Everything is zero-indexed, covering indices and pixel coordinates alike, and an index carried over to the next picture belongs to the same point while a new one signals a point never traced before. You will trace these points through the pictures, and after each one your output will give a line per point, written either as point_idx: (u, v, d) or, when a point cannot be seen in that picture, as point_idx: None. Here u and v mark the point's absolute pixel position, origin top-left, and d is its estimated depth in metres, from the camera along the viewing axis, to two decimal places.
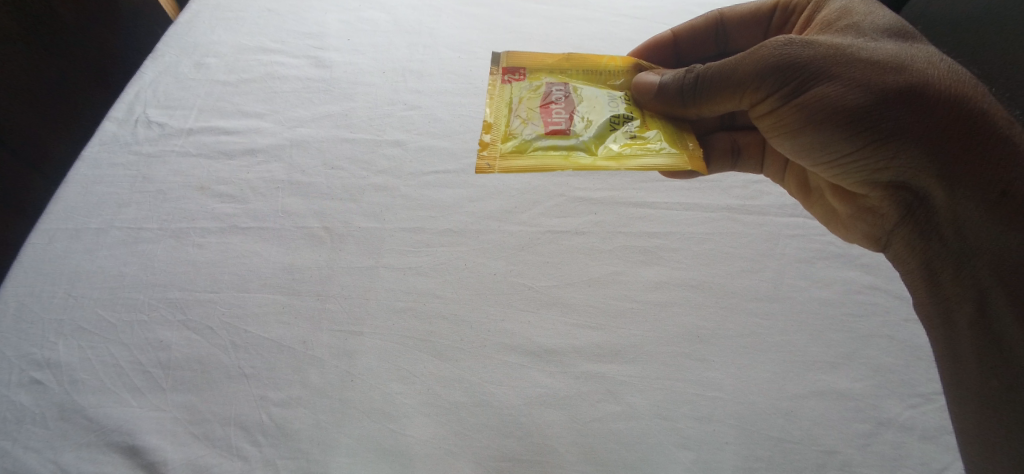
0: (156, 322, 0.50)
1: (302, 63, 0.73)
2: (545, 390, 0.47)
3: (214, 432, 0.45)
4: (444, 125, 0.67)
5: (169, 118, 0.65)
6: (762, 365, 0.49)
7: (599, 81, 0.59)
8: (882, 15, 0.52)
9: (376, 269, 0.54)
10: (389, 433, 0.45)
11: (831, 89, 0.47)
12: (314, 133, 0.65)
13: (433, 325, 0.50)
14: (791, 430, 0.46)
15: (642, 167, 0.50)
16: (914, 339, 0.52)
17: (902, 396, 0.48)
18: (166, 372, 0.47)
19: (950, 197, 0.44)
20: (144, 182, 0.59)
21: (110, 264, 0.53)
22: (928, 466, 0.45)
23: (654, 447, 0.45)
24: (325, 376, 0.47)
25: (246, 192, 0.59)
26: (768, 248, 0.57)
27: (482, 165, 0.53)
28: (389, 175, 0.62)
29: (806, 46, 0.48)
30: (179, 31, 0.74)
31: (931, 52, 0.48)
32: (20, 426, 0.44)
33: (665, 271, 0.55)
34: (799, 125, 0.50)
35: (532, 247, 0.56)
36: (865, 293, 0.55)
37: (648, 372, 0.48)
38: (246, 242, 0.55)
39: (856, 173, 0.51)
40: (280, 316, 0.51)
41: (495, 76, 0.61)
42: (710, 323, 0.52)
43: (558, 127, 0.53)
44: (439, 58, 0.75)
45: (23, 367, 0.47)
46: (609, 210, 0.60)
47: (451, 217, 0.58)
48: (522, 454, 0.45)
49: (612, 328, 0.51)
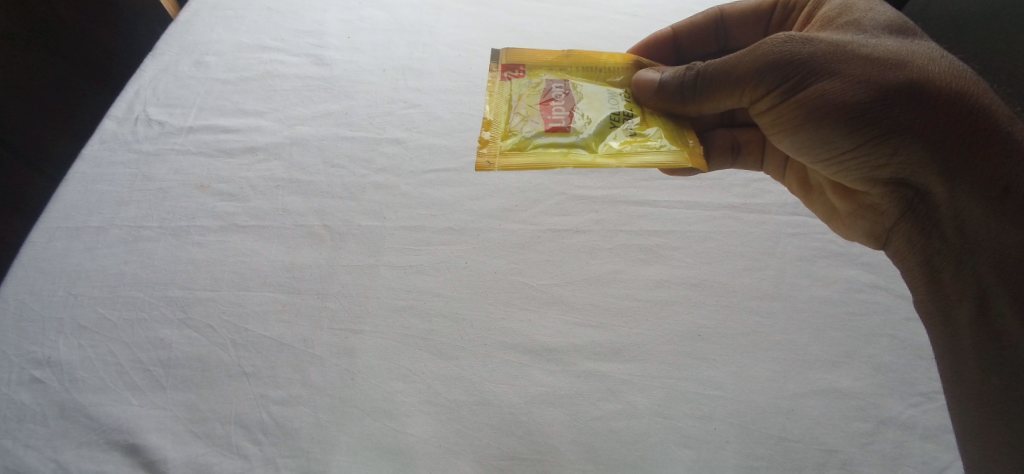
0: (156, 320, 0.50)
1: (302, 61, 0.72)
2: (545, 389, 0.47)
3: (214, 431, 0.45)
4: (443, 123, 0.67)
5: (169, 116, 0.65)
6: (762, 364, 0.49)
7: (599, 78, 0.59)
8: (882, 11, 0.52)
9: (377, 267, 0.54)
10: (390, 432, 0.45)
11: (831, 85, 0.46)
12: (314, 131, 0.65)
13: (433, 324, 0.50)
14: (791, 429, 0.46)
15: (642, 163, 0.50)
16: (914, 337, 0.52)
17: (902, 395, 0.48)
18: (166, 371, 0.47)
19: (950, 194, 0.44)
20: (145, 181, 0.59)
21: (110, 262, 0.53)
22: (929, 466, 0.45)
23: (654, 445, 0.45)
24: (325, 375, 0.47)
25: (246, 190, 0.59)
26: (769, 247, 0.57)
27: (482, 162, 0.53)
28: (389, 173, 0.62)
29: (806, 43, 0.47)
30: (179, 29, 0.74)
31: (932, 48, 0.48)
32: (20, 425, 0.44)
33: (666, 269, 0.55)
34: (800, 121, 0.50)
35: (532, 246, 0.56)
36: (867, 292, 0.54)
37: (648, 371, 0.48)
38: (246, 240, 0.55)
39: (857, 170, 0.51)
40: (280, 315, 0.51)
41: (494, 73, 0.60)
42: (711, 322, 0.52)
43: (558, 124, 0.53)
44: (439, 57, 0.75)
45: (23, 365, 0.47)
46: (610, 208, 0.60)
47: (452, 216, 0.58)
48: (522, 453, 0.45)
49: (613, 327, 0.51)
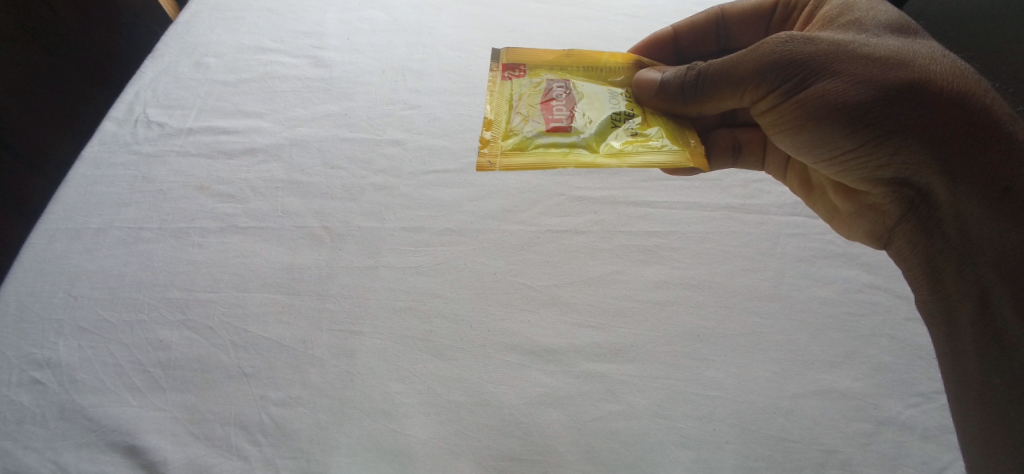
0: (156, 322, 0.50)
1: (302, 62, 0.73)
2: (545, 389, 0.47)
3: (214, 432, 0.45)
4: (443, 124, 0.67)
5: (169, 117, 0.65)
6: (762, 365, 0.49)
7: (599, 78, 0.59)
8: (882, 10, 0.52)
9: (376, 268, 0.54)
10: (389, 433, 0.45)
11: (832, 85, 0.46)
12: (314, 132, 0.65)
13: (433, 324, 0.50)
14: (791, 429, 0.46)
15: (643, 163, 0.50)
16: (914, 337, 0.52)
17: (901, 395, 0.48)
18: (166, 372, 0.47)
19: (951, 194, 0.44)
20: (145, 182, 0.59)
21: (110, 264, 0.53)
22: (929, 466, 0.45)
23: (654, 446, 0.45)
24: (325, 376, 0.47)
25: (246, 191, 0.59)
26: (769, 248, 0.57)
27: (482, 162, 0.53)
28: (389, 174, 0.62)
29: (807, 43, 0.47)
30: (179, 30, 0.74)
31: (933, 47, 0.48)
32: (20, 426, 0.44)
33: (665, 270, 0.55)
34: (800, 121, 0.50)
35: (532, 247, 0.56)
36: (867, 292, 0.54)
37: (647, 372, 0.48)
38: (246, 241, 0.55)
39: (858, 169, 0.51)
40: (280, 316, 0.51)
41: (495, 73, 0.60)
42: (710, 322, 0.52)
43: (559, 124, 0.53)
44: (439, 58, 0.75)
45: (23, 367, 0.47)
46: (609, 209, 0.60)
47: (451, 217, 0.58)
48: (522, 454, 0.45)
49: (612, 327, 0.51)
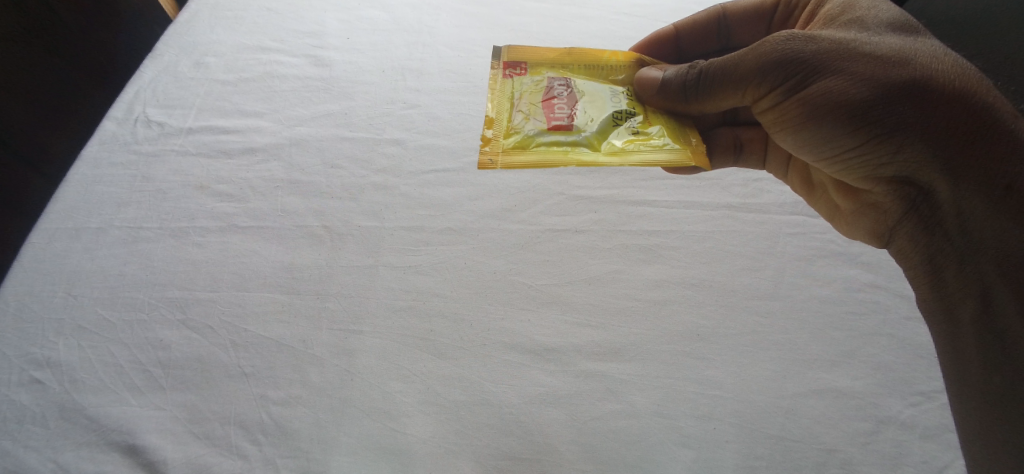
0: (156, 321, 0.50)
1: (302, 62, 0.72)
2: (545, 388, 0.47)
3: (214, 431, 0.45)
4: (443, 123, 0.67)
5: (168, 117, 0.65)
6: (762, 363, 0.49)
7: (600, 76, 0.59)
8: (885, 9, 0.52)
9: (376, 267, 0.54)
10: (389, 432, 0.45)
11: (833, 83, 0.46)
12: (313, 132, 0.65)
13: (433, 324, 0.50)
14: (791, 428, 0.46)
15: (644, 161, 0.50)
16: (914, 337, 0.52)
17: (901, 394, 0.48)
18: (166, 372, 0.47)
19: (953, 193, 0.44)
20: (145, 182, 0.59)
21: (110, 264, 0.53)
22: (929, 465, 0.45)
23: (654, 446, 0.45)
24: (325, 375, 0.47)
25: (246, 191, 0.59)
26: (769, 247, 0.57)
27: (483, 161, 0.53)
28: (388, 174, 0.62)
29: (809, 41, 0.47)
30: (178, 30, 0.74)
31: (936, 45, 0.48)
32: (20, 426, 0.44)
33: (665, 269, 0.55)
34: (801, 120, 0.50)
35: (531, 246, 0.56)
36: (866, 291, 0.54)
37: (648, 371, 0.48)
38: (245, 241, 0.55)
39: (860, 168, 0.51)
40: (280, 315, 0.51)
41: (495, 71, 0.60)
42: (710, 321, 0.52)
43: (560, 123, 0.53)
44: (439, 57, 0.75)
45: (23, 366, 0.47)
46: (609, 208, 0.60)
47: (451, 216, 0.58)
48: (522, 453, 0.45)
49: (612, 327, 0.51)
